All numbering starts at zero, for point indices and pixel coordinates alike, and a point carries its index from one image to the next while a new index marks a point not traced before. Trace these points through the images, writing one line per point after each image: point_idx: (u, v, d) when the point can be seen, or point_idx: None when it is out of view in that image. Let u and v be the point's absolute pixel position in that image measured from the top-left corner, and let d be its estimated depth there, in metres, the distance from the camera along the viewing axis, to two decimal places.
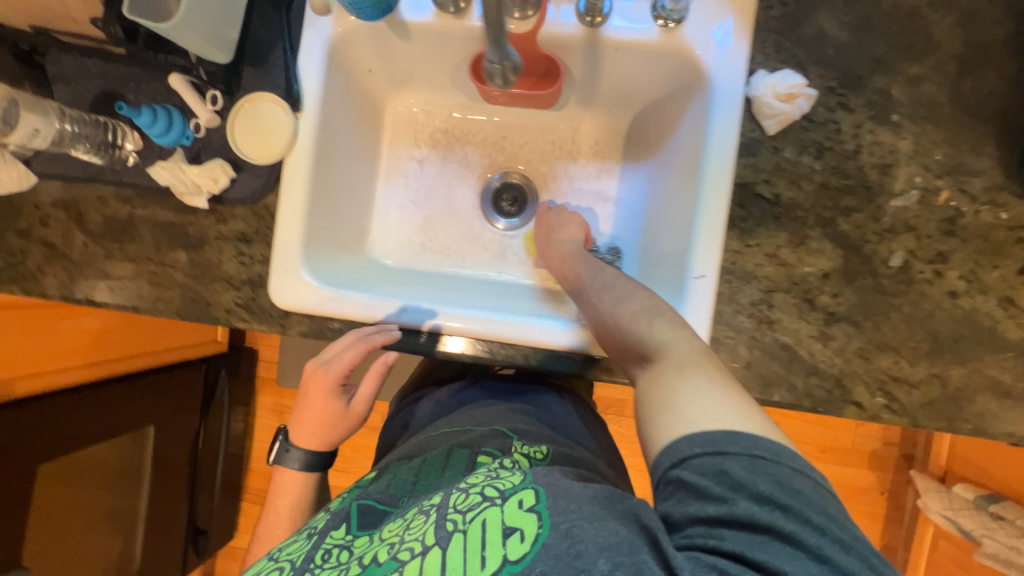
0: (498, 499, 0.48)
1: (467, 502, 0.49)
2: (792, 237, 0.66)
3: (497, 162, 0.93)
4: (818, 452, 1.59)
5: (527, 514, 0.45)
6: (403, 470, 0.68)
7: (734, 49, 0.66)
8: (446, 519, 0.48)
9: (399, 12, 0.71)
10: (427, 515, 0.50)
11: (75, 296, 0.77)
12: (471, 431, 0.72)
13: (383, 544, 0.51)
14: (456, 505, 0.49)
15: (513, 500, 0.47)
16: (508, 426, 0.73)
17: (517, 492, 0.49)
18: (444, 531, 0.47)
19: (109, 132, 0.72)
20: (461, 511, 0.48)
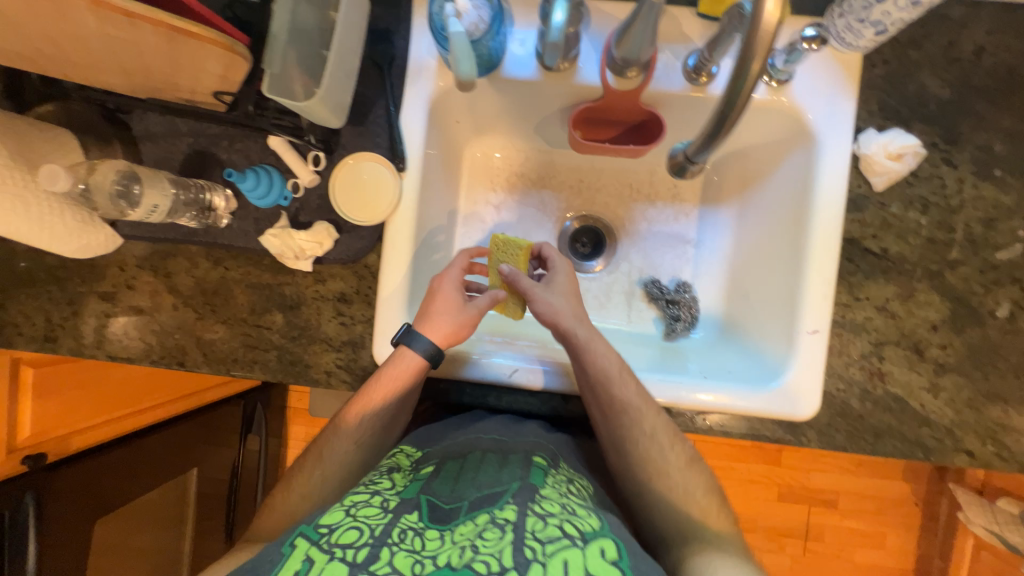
0: (579, 541, 0.47)
1: (546, 532, 0.47)
2: (901, 290, 0.68)
3: (574, 205, 0.91)
4: (854, 465, 1.61)
5: (611, 567, 0.45)
6: (462, 466, 0.59)
7: (840, 108, 0.68)
8: (523, 544, 0.46)
9: (502, 69, 0.71)
10: (502, 531, 0.47)
11: (164, 359, 0.74)
12: (519, 439, 0.64)
13: (455, 548, 0.47)
14: (535, 531, 0.47)
15: (594, 547, 0.47)
16: (555, 445, 0.68)
17: (597, 539, 0.48)
18: (521, 556, 0.44)
19: (204, 194, 0.69)
20: (541, 540, 0.46)
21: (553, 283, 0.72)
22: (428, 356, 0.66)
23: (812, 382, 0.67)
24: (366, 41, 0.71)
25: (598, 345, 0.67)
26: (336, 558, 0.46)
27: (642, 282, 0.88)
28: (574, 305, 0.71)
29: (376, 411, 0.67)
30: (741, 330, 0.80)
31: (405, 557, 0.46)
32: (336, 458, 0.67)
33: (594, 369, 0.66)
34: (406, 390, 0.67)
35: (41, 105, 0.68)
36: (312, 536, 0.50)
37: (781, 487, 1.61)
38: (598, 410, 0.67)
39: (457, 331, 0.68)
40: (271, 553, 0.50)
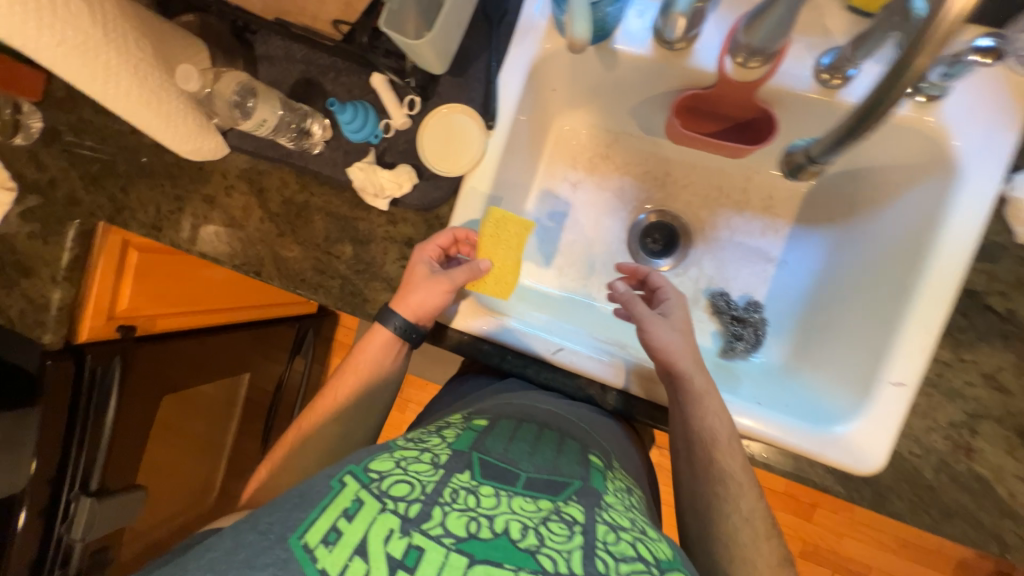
0: (653, 567, 0.45)
1: (619, 548, 0.46)
2: (1019, 361, 0.59)
3: (654, 198, 0.87)
4: (895, 543, 1.47)
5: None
6: (517, 428, 0.60)
7: (999, 140, 0.58)
8: (595, 554, 0.44)
9: (613, 40, 0.67)
10: (569, 529, 0.46)
11: (243, 266, 0.81)
12: (575, 422, 0.66)
13: (513, 517, 0.46)
14: (606, 542, 0.46)
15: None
16: (617, 446, 0.67)
17: (672, 571, 0.46)
18: (592, 565, 0.43)
19: (306, 120, 0.74)
20: (612, 554, 0.45)
21: (673, 318, 0.68)
22: (399, 331, 0.70)
23: (883, 437, 0.60)
24: None
25: (709, 399, 0.62)
26: (388, 509, 0.46)
27: (708, 292, 0.82)
28: (692, 346, 0.66)
29: (350, 389, 0.73)
30: (810, 365, 0.74)
31: (458, 518, 0.46)
32: (322, 435, 0.73)
33: (698, 426, 0.62)
34: (377, 366, 0.73)
35: (184, 14, 0.75)
36: (361, 476, 0.50)
37: (805, 543, 1.50)
38: (688, 465, 0.64)
39: (427, 304, 0.68)
40: (318, 482, 0.50)
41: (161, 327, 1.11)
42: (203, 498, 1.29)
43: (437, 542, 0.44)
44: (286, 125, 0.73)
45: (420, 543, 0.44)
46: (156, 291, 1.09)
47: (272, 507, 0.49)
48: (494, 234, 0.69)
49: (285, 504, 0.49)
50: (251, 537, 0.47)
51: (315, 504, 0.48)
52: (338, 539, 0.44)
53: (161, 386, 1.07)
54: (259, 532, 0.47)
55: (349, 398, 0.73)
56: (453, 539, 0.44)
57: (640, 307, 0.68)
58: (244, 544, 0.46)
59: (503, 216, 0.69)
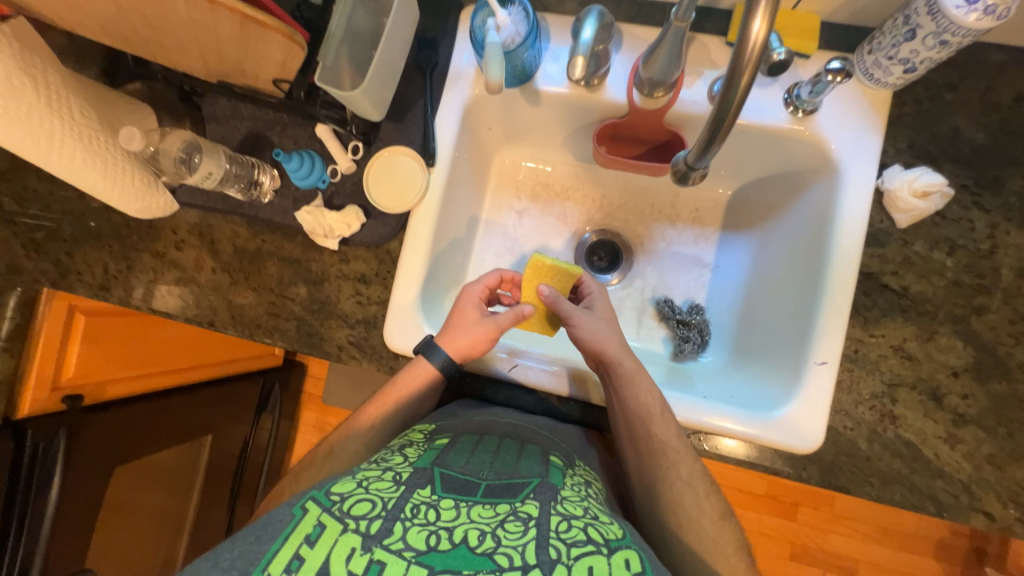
0: (603, 547, 0.47)
1: (571, 534, 0.47)
2: (921, 331, 0.66)
3: (595, 219, 0.93)
4: (879, 534, 1.48)
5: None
6: (478, 442, 0.62)
7: (867, 143, 0.68)
8: (548, 543, 0.46)
9: (535, 81, 0.75)
10: (524, 525, 0.48)
11: (197, 317, 0.81)
12: (538, 430, 0.68)
13: (471, 525, 0.48)
14: (559, 531, 0.48)
15: (619, 557, 0.46)
16: (576, 445, 0.69)
17: (622, 550, 0.48)
18: (545, 554, 0.45)
19: (254, 171, 0.77)
20: (566, 541, 0.46)
21: (595, 310, 0.73)
22: (444, 368, 0.70)
23: (817, 415, 0.65)
24: (414, 48, 0.78)
25: (640, 379, 0.67)
26: (349, 529, 0.46)
27: (654, 300, 0.88)
28: (616, 331, 0.71)
29: (389, 415, 0.71)
30: (751, 357, 0.79)
31: (418, 531, 0.46)
32: (345, 454, 0.69)
33: (634, 404, 0.67)
34: (420, 396, 0.71)
35: (130, 82, 0.78)
36: (323, 501, 0.50)
37: (793, 545, 1.50)
38: (634, 447, 0.67)
39: (473, 345, 0.69)
40: (280, 510, 0.50)
41: (118, 393, 1.07)
42: None
43: (396, 556, 0.44)
44: (233, 176, 0.76)
45: (381, 557, 0.44)
46: (107, 356, 1.05)
47: (235, 542, 0.48)
48: (537, 281, 0.73)
49: (246, 539, 0.47)
50: (215, 574, 0.44)
51: (277, 535, 0.47)
52: (301, 565, 0.44)
53: (113, 453, 1.01)
54: (221, 569, 0.45)
55: (385, 423, 0.71)
56: (413, 551, 0.45)
57: (567, 303, 0.70)
58: None
59: (545, 264, 0.72)
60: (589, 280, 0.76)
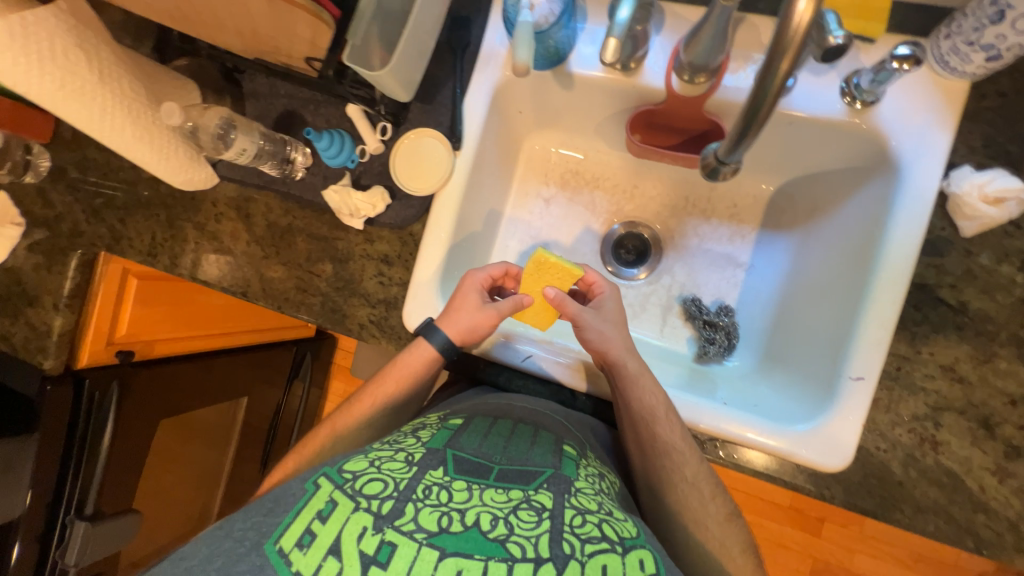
0: (618, 546, 0.47)
1: (585, 530, 0.48)
2: (977, 352, 0.60)
3: (624, 211, 0.89)
4: (910, 559, 1.39)
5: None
6: (492, 425, 0.62)
7: (934, 139, 0.61)
8: (562, 538, 0.46)
9: (569, 64, 0.72)
10: (538, 516, 0.48)
11: (231, 287, 0.85)
12: (552, 417, 0.67)
13: (484, 509, 0.48)
14: (573, 525, 0.48)
15: (632, 557, 0.47)
16: (585, 432, 0.68)
17: (636, 549, 0.48)
18: (559, 548, 0.45)
19: (287, 148, 0.80)
20: (579, 537, 0.46)
21: (604, 311, 0.71)
22: (446, 350, 0.70)
23: (847, 434, 0.61)
24: (447, 26, 0.76)
25: (644, 382, 0.66)
26: (361, 508, 0.47)
27: (681, 299, 0.84)
28: (624, 335, 0.70)
29: (388, 397, 0.73)
30: (780, 365, 0.75)
31: (430, 513, 0.47)
32: (348, 433, 0.72)
33: (637, 406, 0.65)
34: (419, 379, 0.73)
35: (178, 59, 0.82)
36: (335, 479, 0.51)
37: (814, 560, 1.44)
38: (637, 446, 0.66)
39: (474, 330, 0.70)
40: (293, 486, 0.52)
41: (162, 352, 1.16)
42: (198, 529, 1.28)
43: (408, 537, 0.45)
44: (268, 153, 0.79)
45: (393, 538, 0.45)
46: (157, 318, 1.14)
47: (248, 513, 0.51)
48: (538, 276, 0.71)
49: (258, 511, 0.50)
50: (228, 544, 0.48)
51: (289, 509, 0.49)
52: (313, 540, 0.46)
53: (162, 408, 1.10)
54: (234, 538, 0.48)
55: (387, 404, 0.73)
56: (424, 533, 0.45)
57: (574, 304, 0.70)
58: (221, 552, 0.47)
59: (549, 260, 0.70)
60: (600, 279, 0.73)
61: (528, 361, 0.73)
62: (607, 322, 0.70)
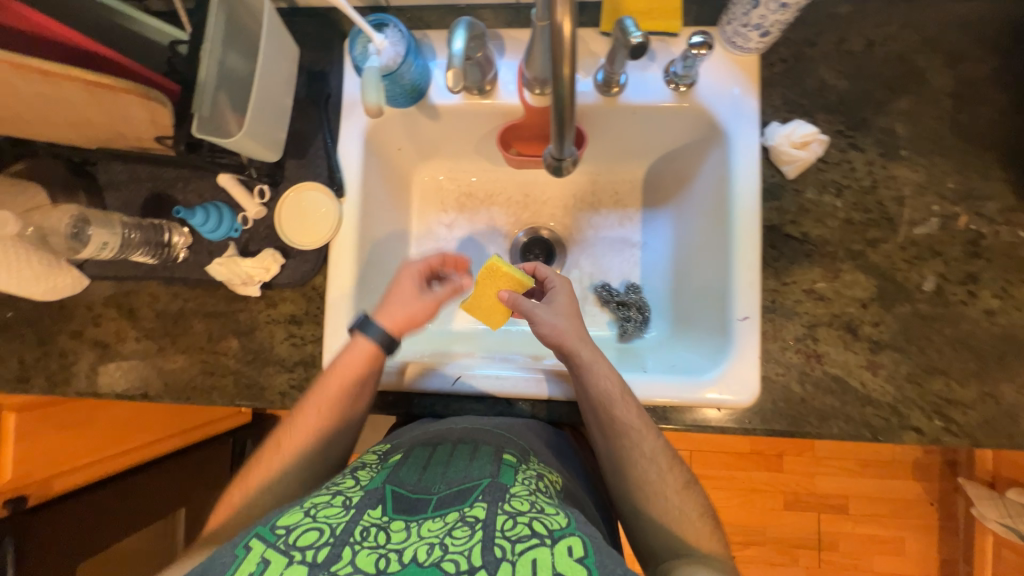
0: (547, 538, 0.46)
1: (516, 531, 0.47)
2: (826, 271, 0.70)
3: (522, 219, 0.93)
4: (860, 467, 1.53)
5: (578, 565, 0.44)
6: (431, 454, 0.62)
7: (746, 104, 0.72)
8: (494, 543, 0.46)
9: (429, 97, 0.77)
10: (471, 529, 0.47)
11: (127, 390, 0.77)
12: (492, 430, 0.68)
13: (420, 542, 0.47)
14: (504, 529, 0.47)
15: (562, 545, 0.46)
16: (525, 434, 0.70)
17: (566, 536, 0.47)
18: (491, 555, 0.45)
19: (162, 232, 0.75)
20: (510, 538, 0.46)
21: (555, 303, 0.71)
22: (383, 341, 0.69)
23: (747, 369, 0.68)
24: (304, 82, 0.78)
25: (598, 366, 0.67)
26: (295, 561, 0.45)
27: (592, 287, 0.89)
28: (576, 325, 0.70)
29: (332, 405, 0.68)
30: (687, 325, 0.81)
31: (367, 553, 0.46)
32: (301, 446, 0.69)
33: (595, 391, 0.66)
34: (362, 378, 0.69)
35: (15, 164, 0.76)
36: (268, 536, 0.48)
37: (785, 494, 1.54)
38: (599, 430, 0.67)
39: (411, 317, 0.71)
40: (222, 553, 0.48)
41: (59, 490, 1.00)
42: None
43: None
44: (140, 241, 0.74)
45: None
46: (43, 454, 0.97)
47: None
48: (489, 282, 0.71)
49: None
50: None
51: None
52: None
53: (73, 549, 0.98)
54: None
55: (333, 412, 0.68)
56: (362, 573, 0.44)
57: (526, 303, 0.70)
58: None
59: (500, 268, 0.71)
60: (551, 274, 0.74)
61: (462, 383, 0.73)
62: (558, 317, 0.70)
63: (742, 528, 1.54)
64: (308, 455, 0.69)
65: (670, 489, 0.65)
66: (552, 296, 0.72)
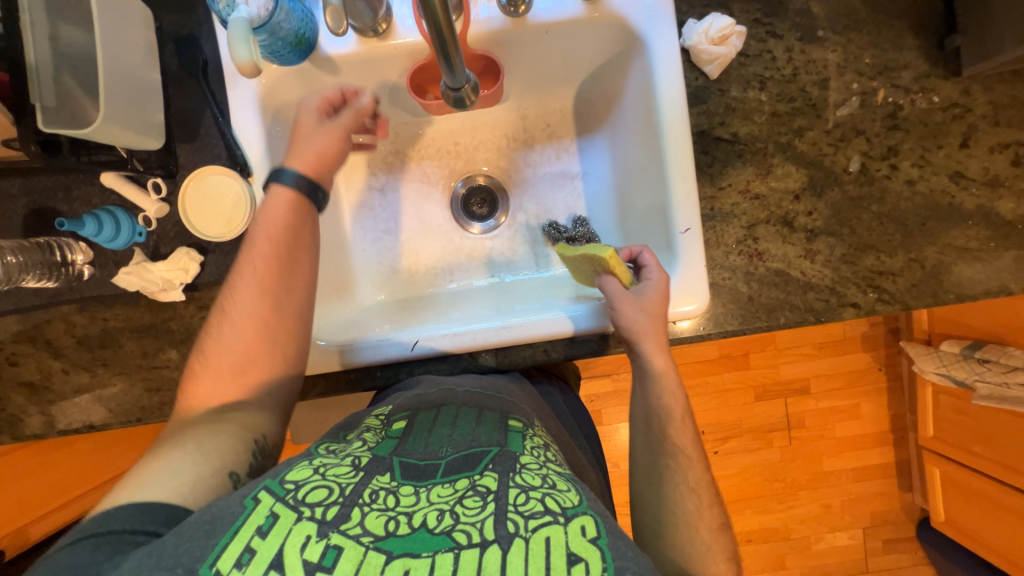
0: (560, 517, 0.46)
1: (528, 506, 0.47)
2: (759, 169, 0.70)
3: (457, 169, 0.88)
4: (817, 350, 1.65)
5: (591, 547, 0.44)
6: (436, 416, 0.61)
7: (660, 4, 0.68)
8: (506, 517, 0.46)
9: (321, 47, 0.69)
10: (482, 500, 0.48)
11: (69, 425, 0.73)
12: (496, 394, 0.68)
13: (430, 508, 0.47)
14: (517, 504, 0.47)
15: (575, 525, 0.46)
16: (517, 393, 0.71)
17: (579, 516, 0.47)
18: (503, 529, 0.45)
19: (56, 251, 0.67)
20: (523, 514, 0.46)
21: (646, 296, 0.66)
22: (302, 187, 0.64)
23: (696, 277, 0.69)
24: (173, 52, 0.68)
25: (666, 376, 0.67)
26: (304, 517, 0.45)
27: (540, 228, 0.87)
28: (658, 325, 0.66)
29: (268, 270, 0.62)
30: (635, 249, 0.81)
31: (376, 516, 0.46)
32: (243, 314, 0.61)
33: (655, 402, 0.68)
34: (293, 230, 0.64)
35: None
36: (276, 490, 0.47)
37: (755, 388, 1.66)
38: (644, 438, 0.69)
39: (324, 154, 0.65)
40: (231, 502, 0.46)
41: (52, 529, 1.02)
42: None
43: (354, 541, 0.44)
44: (29, 264, 0.65)
45: (338, 542, 0.43)
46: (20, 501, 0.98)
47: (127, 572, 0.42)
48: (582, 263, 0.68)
49: (195, 533, 0.44)
50: None
51: (227, 529, 0.44)
52: (252, 557, 0.42)
53: None
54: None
55: (266, 275, 0.62)
56: (371, 536, 0.44)
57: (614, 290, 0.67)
58: None
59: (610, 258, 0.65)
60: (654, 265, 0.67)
61: (419, 346, 0.72)
62: (638, 316, 0.65)
63: (721, 425, 1.67)
64: (250, 330, 0.61)
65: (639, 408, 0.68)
66: (642, 284, 0.67)
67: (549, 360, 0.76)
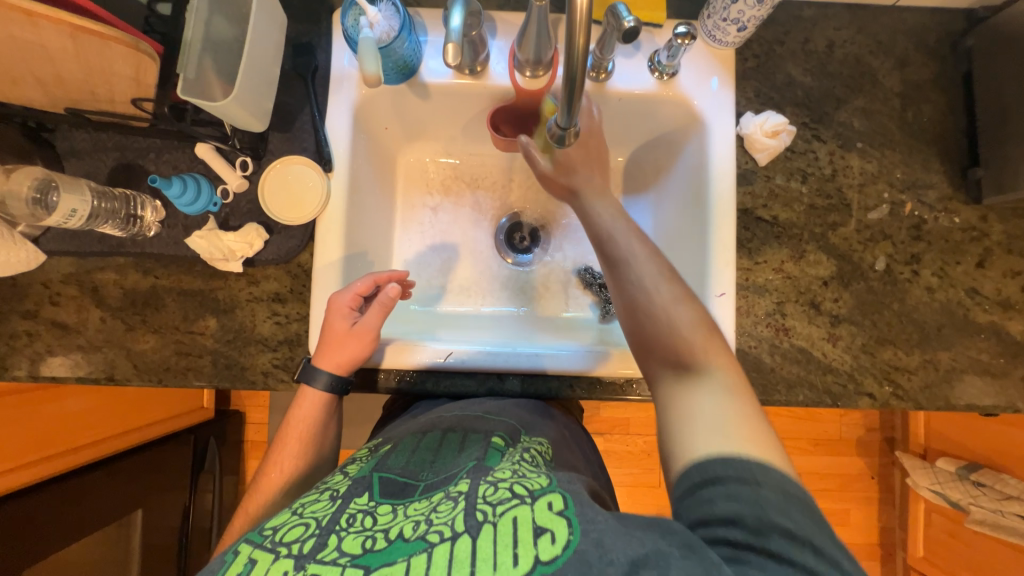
0: (527, 497, 0.47)
1: (497, 494, 0.48)
2: (793, 252, 0.76)
3: (507, 203, 0.94)
4: (811, 446, 1.64)
5: (558, 518, 0.45)
6: (419, 440, 0.62)
7: (723, 95, 0.77)
8: (476, 508, 0.47)
9: (421, 75, 0.77)
10: (454, 502, 0.48)
11: (90, 373, 0.73)
12: (486, 415, 0.68)
13: (408, 520, 0.48)
14: (486, 495, 0.48)
15: (542, 501, 0.47)
16: (535, 418, 0.71)
17: (546, 493, 0.48)
18: (473, 519, 0.46)
19: (130, 205, 0.71)
20: (491, 502, 0.47)
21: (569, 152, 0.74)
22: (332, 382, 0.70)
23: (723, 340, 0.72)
24: (290, 54, 0.76)
25: (598, 204, 0.72)
26: (281, 556, 0.45)
27: (576, 271, 0.91)
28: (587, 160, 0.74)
29: (305, 422, 0.69)
30: None
31: (354, 537, 0.46)
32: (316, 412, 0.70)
33: (597, 223, 0.71)
34: (320, 422, 0.70)
35: None
36: (255, 539, 0.48)
37: None
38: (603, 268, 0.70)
39: (347, 357, 0.69)
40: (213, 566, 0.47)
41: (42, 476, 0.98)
42: None
43: (330, 565, 0.43)
44: (111, 214, 0.69)
45: (314, 570, 0.43)
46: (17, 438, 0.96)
47: None
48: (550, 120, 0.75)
49: None
50: None
51: None
52: None
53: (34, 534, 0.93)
54: None
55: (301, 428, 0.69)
56: (348, 556, 0.44)
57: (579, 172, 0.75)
58: None
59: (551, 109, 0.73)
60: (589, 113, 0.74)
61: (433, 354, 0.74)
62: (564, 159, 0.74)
63: None
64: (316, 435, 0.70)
65: (650, 282, 0.64)
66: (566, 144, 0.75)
67: (562, 397, 0.77)
